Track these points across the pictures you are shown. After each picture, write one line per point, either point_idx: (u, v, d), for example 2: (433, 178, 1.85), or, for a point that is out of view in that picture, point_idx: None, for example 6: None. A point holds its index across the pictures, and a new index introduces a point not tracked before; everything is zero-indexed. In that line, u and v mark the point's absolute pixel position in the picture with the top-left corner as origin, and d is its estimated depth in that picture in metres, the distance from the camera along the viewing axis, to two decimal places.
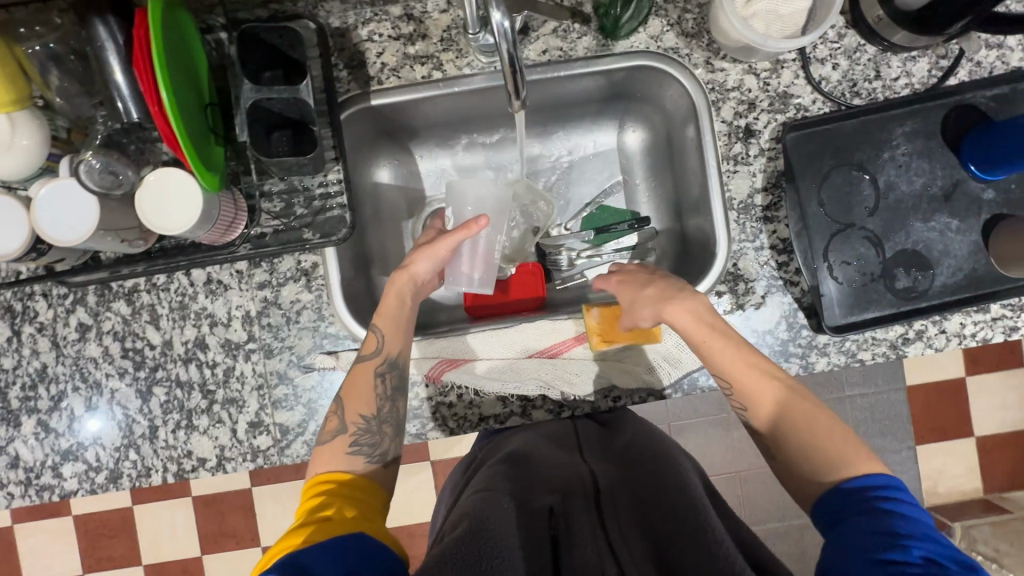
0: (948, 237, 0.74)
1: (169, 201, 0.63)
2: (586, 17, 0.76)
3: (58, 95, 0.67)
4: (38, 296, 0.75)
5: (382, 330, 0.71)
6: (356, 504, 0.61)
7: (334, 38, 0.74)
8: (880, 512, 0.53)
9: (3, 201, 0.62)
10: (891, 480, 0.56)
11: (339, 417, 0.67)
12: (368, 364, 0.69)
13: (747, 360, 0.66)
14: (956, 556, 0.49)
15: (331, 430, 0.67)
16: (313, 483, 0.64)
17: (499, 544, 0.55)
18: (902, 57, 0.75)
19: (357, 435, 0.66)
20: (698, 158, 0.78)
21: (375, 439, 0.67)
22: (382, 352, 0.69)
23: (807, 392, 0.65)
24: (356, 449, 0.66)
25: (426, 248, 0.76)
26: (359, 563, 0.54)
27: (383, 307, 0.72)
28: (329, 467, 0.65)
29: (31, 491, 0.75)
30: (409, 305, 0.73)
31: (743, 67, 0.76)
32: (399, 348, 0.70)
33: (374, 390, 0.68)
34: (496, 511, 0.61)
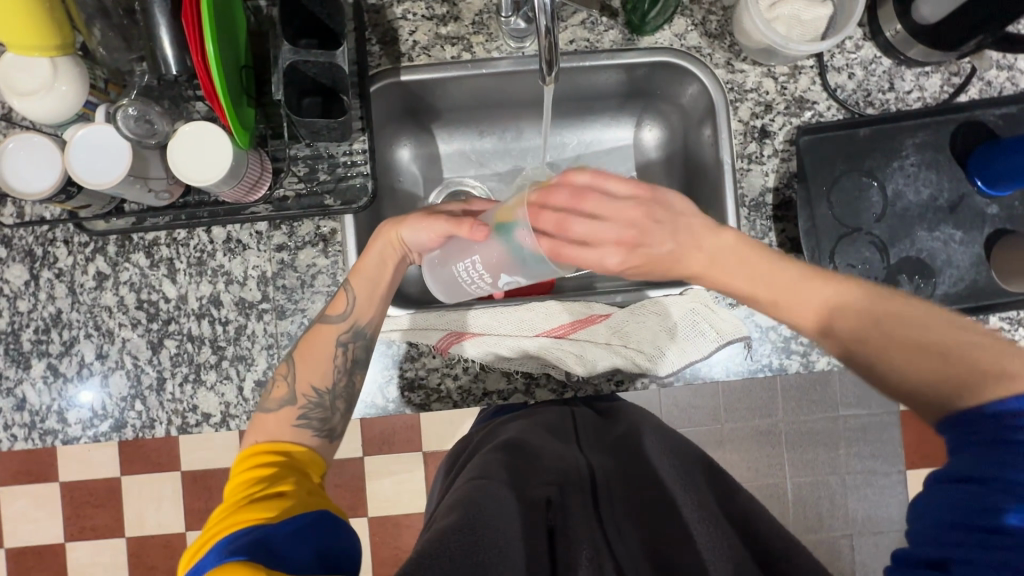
0: (951, 248, 0.76)
1: (199, 153, 0.65)
2: (614, 11, 0.79)
3: (101, 46, 0.68)
4: (59, 242, 0.76)
5: (354, 289, 0.70)
6: (307, 476, 0.63)
7: (370, 14, 0.77)
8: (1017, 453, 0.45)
9: (41, 140, 0.65)
10: None
11: (289, 385, 0.67)
12: (331, 326, 0.69)
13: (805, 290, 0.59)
14: None
15: (278, 399, 0.67)
16: (256, 450, 0.64)
17: (497, 535, 0.54)
18: (916, 72, 0.78)
19: (306, 408, 0.67)
20: (714, 155, 0.80)
21: (326, 414, 0.68)
22: (349, 319, 0.70)
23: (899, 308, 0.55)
24: (302, 421, 0.67)
25: (427, 217, 0.71)
26: (322, 540, 0.57)
27: (363, 257, 0.72)
28: (271, 438, 0.65)
29: (34, 435, 0.75)
30: (389, 270, 0.73)
31: (762, 70, 0.78)
32: (369, 318, 0.71)
33: (333, 361, 0.69)
34: (495, 500, 0.60)
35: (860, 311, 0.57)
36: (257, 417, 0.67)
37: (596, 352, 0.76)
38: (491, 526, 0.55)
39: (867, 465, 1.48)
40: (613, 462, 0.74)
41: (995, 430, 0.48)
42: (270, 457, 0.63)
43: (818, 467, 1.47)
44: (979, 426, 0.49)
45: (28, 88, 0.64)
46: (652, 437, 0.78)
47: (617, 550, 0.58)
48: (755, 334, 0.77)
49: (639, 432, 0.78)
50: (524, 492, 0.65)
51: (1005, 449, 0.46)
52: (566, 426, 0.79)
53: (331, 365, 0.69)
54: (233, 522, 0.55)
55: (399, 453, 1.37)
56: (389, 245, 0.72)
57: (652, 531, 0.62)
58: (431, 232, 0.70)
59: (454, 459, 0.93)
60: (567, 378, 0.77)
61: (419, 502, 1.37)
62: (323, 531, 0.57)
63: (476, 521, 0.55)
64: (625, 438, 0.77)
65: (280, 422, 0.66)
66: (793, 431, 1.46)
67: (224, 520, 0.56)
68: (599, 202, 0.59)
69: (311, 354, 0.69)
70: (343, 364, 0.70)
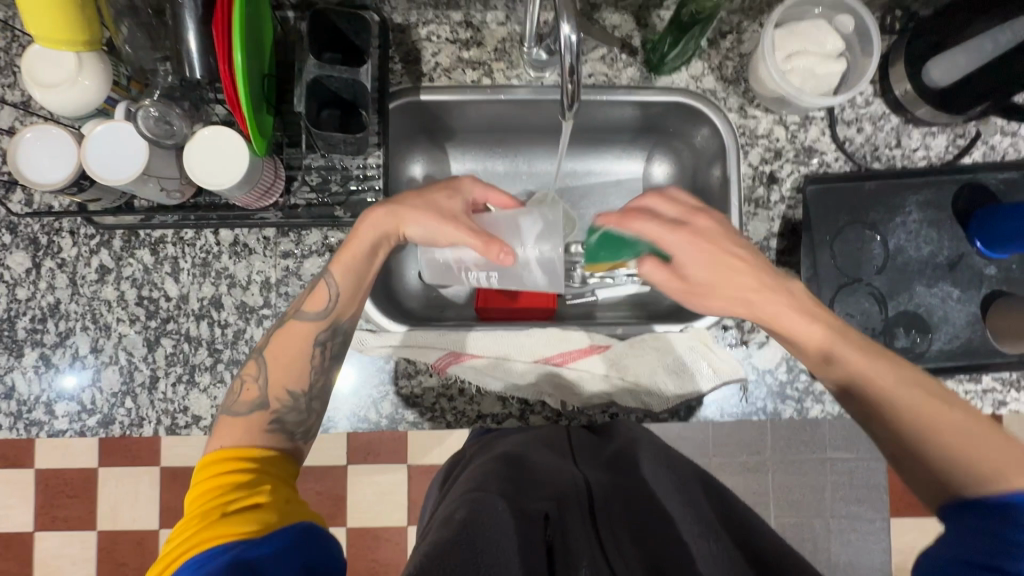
0: (948, 305, 0.77)
1: (215, 158, 0.66)
2: (634, 49, 0.81)
3: (127, 43, 0.69)
4: (65, 233, 0.76)
5: (336, 281, 0.68)
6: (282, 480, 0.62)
7: (395, 33, 0.78)
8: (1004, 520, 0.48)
9: (58, 133, 0.65)
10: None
11: (260, 388, 0.65)
12: (306, 323, 0.68)
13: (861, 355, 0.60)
14: None
15: (250, 401, 0.65)
16: (222, 456, 0.61)
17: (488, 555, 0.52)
18: (923, 131, 0.80)
19: (282, 411, 0.65)
20: (722, 197, 0.82)
21: (301, 416, 0.67)
22: (328, 316, 0.68)
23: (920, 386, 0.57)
24: (277, 424, 0.65)
25: (438, 218, 0.70)
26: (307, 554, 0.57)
27: (348, 246, 0.69)
28: (233, 443, 0.63)
29: (20, 425, 0.74)
30: (375, 261, 0.71)
31: (774, 117, 0.80)
32: (348, 314, 0.69)
33: (308, 360, 0.68)
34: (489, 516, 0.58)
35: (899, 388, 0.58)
36: (223, 421, 0.65)
37: (590, 381, 0.76)
38: (481, 540, 0.53)
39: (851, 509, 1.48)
40: (613, 479, 0.70)
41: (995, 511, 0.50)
42: (238, 462, 0.61)
43: (803, 508, 1.47)
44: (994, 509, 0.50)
45: (51, 81, 0.64)
46: (653, 453, 0.74)
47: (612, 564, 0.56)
48: (752, 377, 0.78)
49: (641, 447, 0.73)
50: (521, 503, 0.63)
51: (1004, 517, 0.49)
52: (561, 440, 0.75)
53: (307, 363, 0.68)
54: (205, 539, 0.54)
55: (384, 465, 1.35)
56: (384, 238, 0.70)
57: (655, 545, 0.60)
58: (439, 234, 0.70)
59: (453, 467, 0.91)
60: (563, 407, 0.79)
61: (400, 515, 1.35)
62: (303, 541, 0.58)
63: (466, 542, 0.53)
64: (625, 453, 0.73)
65: (250, 428, 0.64)
66: (780, 470, 1.45)
67: (187, 540, 0.55)
68: (665, 198, 0.67)
69: (282, 352, 0.67)
70: (319, 363, 0.68)
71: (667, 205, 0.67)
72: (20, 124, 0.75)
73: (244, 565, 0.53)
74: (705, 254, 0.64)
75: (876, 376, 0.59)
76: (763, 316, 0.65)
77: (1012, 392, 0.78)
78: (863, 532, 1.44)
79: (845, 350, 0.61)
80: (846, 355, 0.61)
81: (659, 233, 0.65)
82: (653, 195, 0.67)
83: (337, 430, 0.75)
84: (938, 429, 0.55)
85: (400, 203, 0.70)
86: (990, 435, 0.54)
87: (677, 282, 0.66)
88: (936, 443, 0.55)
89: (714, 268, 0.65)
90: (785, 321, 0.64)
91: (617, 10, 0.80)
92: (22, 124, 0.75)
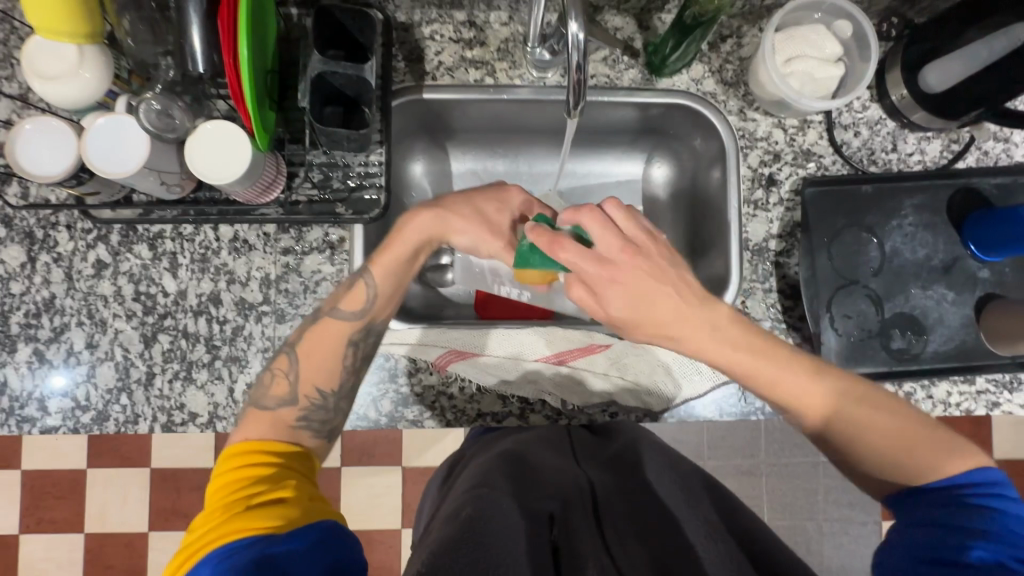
0: (943, 307, 0.78)
1: (217, 152, 0.65)
2: (636, 51, 0.81)
3: (129, 36, 0.67)
4: (62, 227, 0.75)
5: (375, 283, 0.69)
6: (304, 477, 0.63)
7: (398, 31, 0.79)
8: (974, 508, 0.57)
9: (58, 125, 0.64)
10: (990, 476, 0.59)
11: (290, 383, 0.66)
12: (342, 321, 0.67)
13: (800, 372, 0.63)
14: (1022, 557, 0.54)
15: (279, 396, 0.65)
16: (244, 450, 0.62)
17: (502, 541, 0.55)
18: (918, 136, 0.81)
19: (309, 409, 0.66)
20: (721, 199, 0.82)
21: (328, 415, 0.67)
22: (363, 317, 0.68)
23: (864, 397, 0.63)
24: (303, 423, 0.66)
25: (484, 228, 0.74)
26: (329, 550, 0.57)
27: (389, 246, 0.70)
28: (259, 436, 0.63)
29: (11, 422, 0.73)
30: (417, 262, 0.72)
31: (773, 121, 0.81)
32: (383, 314, 0.69)
33: (341, 360, 0.68)
34: (498, 510, 0.60)
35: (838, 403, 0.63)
36: (252, 412, 0.65)
37: (593, 380, 0.77)
38: (492, 532, 0.55)
39: (843, 512, 1.49)
40: (615, 481, 0.74)
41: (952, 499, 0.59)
42: (262, 458, 0.62)
43: (796, 511, 1.47)
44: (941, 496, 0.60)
45: (51, 73, 0.63)
46: (652, 455, 0.78)
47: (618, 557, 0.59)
48: None
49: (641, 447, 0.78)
50: (526, 501, 0.66)
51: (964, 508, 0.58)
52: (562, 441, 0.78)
53: (339, 364, 0.68)
54: (230, 532, 0.54)
55: (379, 467, 1.34)
56: (428, 241, 0.72)
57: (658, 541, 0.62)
58: (482, 242, 0.73)
59: (451, 469, 0.90)
60: (562, 405, 0.76)
61: (394, 517, 1.34)
62: (327, 538, 0.58)
63: (477, 528, 0.55)
64: (627, 454, 0.77)
65: (275, 422, 0.64)
66: (774, 474, 1.46)
67: (210, 533, 0.55)
68: (600, 218, 0.63)
69: (317, 349, 0.67)
70: (350, 364, 0.68)
71: (602, 232, 0.63)
72: (17, 117, 0.75)
73: (268, 562, 0.53)
74: (618, 284, 0.62)
75: (808, 396, 0.63)
76: (676, 335, 0.64)
77: (1005, 394, 0.79)
78: (855, 536, 1.45)
79: (773, 371, 0.63)
80: (775, 380, 0.63)
81: (579, 260, 0.62)
82: (588, 212, 0.63)
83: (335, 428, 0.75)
84: (881, 435, 0.63)
85: (447, 209, 0.73)
86: (926, 433, 0.63)
87: (596, 307, 0.65)
88: (878, 450, 0.63)
89: (630, 298, 0.63)
90: (741, 357, 0.63)
91: (620, 12, 0.81)
92: (19, 117, 0.74)
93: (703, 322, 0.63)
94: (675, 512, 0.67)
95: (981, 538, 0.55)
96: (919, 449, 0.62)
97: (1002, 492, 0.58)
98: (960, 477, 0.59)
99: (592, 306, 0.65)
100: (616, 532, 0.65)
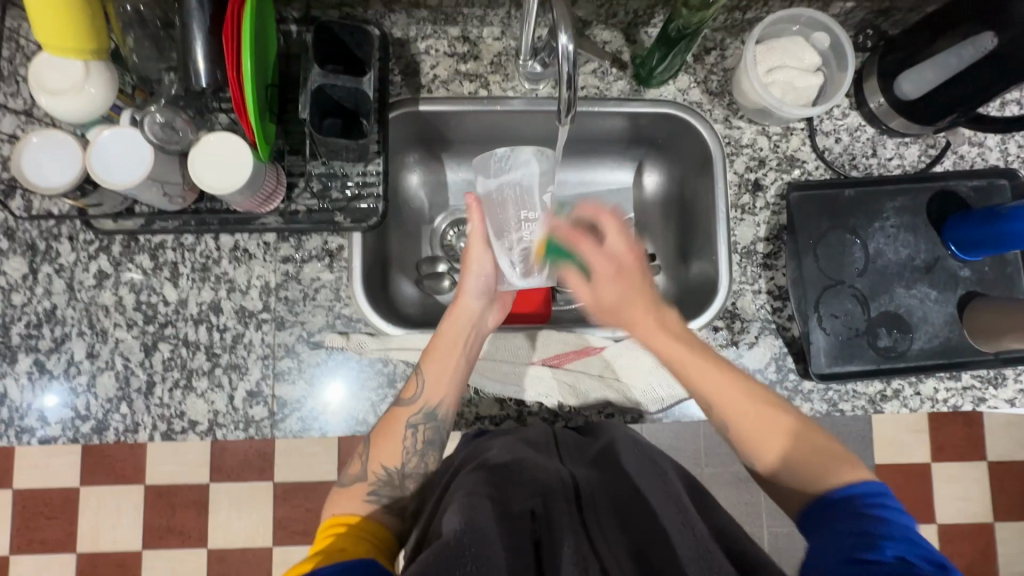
0: (927, 306, 0.80)
1: (218, 164, 0.67)
2: (624, 64, 0.85)
3: (133, 53, 0.71)
4: (64, 238, 0.76)
5: (425, 378, 0.70)
6: (373, 544, 0.59)
7: (394, 46, 0.82)
8: (866, 518, 0.52)
9: (63, 138, 0.66)
10: (876, 488, 0.55)
11: (363, 462, 0.68)
12: (405, 410, 0.69)
13: (717, 372, 0.64)
14: (931, 557, 0.49)
15: (353, 475, 0.67)
16: (330, 524, 0.62)
17: (485, 561, 0.50)
18: (897, 142, 0.84)
19: (375, 484, 0.66)
20: (709, 202, 0.85)
21: (394, 487, 0.67)
22: (420, 400, 0.70)
23: (774, 404, 0.64)
24: (372, 497, 0.65)
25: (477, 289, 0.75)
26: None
27: (433, 353, 0.71)
28: (346, 510, 0.63)
29: (11, 432, 0.73)
30: (461, 353, 0.72)
31: (757, 128, 0.84)
32: (439, 399, 0.70)
33: (403, 441, 0.69)
34: (478, 518, 0.55)
35: (739, 403, 0.63)
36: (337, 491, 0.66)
37: (588, 384, 0.79)
38: (478, 547, 0.51)
39: None
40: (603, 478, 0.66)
41: (849, 511, 0.54)
42: (334, 527, 0.61)
43: None
44: (841, 509, 0.55)
45: (57, 88, 0.65)
46: (634, 448, 0.70)
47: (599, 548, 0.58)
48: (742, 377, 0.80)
49: (622, 442, 0.70)
50: (506, 505, 0.62)
51: (866, 517, 0.53)
52: (546, 441, 0.73)
53: (402, 443, 0.69)
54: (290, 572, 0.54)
55: None
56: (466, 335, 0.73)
57: (640, 536, 0.58)
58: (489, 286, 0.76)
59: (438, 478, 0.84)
60: (559, 408, 0.79)
61: None
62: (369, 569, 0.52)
63: (458, 544, 0.50)
64: (609, 451, 0.68)
65: (351, 496, 0.65)
66: None
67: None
68: (616, 225, 0.72)
69: (384, 434, 0.69)
70: (411, 446, 0.69)
71: (615, 236, 0.72)
72: (22, 132, 0.77)
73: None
74: (621, 280, 0.70)
75: (717, 393, 0.63)
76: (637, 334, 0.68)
77: (990, 390, 0.81)
78: None
79: (705, 375, 0.64)
80: (695, 371, 0.64)
81: (593, 257, 0.71)
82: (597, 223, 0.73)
83: (333, 433, 0.76)
84: (773, 440, 0.62)
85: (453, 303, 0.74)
86: (825, 447, 0.61)
87: (588, 294, 0.72)
88: (770, 464, 0.62)
89: (621, 294, 0.69)
90: (682, 356, 0.65)
91: (608, 26, 0.84)
92: (25, 131, 0.77)
93: (648, 316, 0.68)
94: (654, 504, 0.60)
95: (887, 539, 0.49)
96: (811, 452, 0.60)
97: (891, 505, 0.54)
98: (854, 486, 0.56)
99: (585, 295, 0.72)
100: (598, 524, 0.62)
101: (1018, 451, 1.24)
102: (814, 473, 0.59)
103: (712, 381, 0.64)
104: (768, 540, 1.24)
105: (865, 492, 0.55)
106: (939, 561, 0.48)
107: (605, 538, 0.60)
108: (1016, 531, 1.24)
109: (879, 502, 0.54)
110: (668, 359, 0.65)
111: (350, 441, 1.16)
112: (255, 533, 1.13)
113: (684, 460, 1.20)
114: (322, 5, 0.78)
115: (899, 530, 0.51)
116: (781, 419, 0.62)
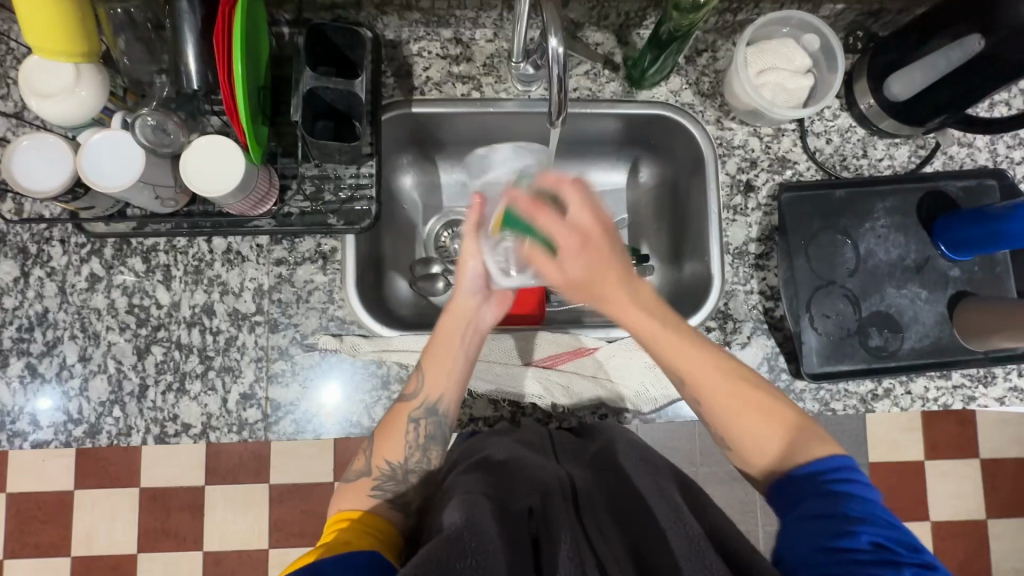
0: (918, 305, 0.81)
1: (211, 165, 0.67)
2: (616, 65, 0.85)
3: (125, 56, 0.72)
4: (55, 241, 0.76)
5: (426, 377, 0.70)
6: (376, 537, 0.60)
7: (387, 48, 0.82)
8: (837, 496, 0.55)
9: (54, 141, 0.66)
10: (844, 461, 0.58)
11: (366, 458, 0.68)
12: (408, 404, 0.70)
13: (694, 347, 0.62)
14: (902, 539, 0.52)
15: (357, 470, 0.68)
16: (336, 518, 0.63)
17: (486, 556, 0.51)
18: (887, 142, 0.85)
19: (380, 479, 0.66)
20: (701, 203, 0.86)
21: (388, 487, 0.67)
22: (421, 396, 0.70)
23: (749, 379, 0.63)
24: (377, 492, 0.65)
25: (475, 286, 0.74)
26: None
27: (432, 350, 0.71)
28: (352, 505, 0.64)
29: (3, 436, 0.73)
30: (461, 349, 0.72)
31: (749, 129, 0.85)
32: (442, 394, 0.70)
33: (405, 436, 0.69)
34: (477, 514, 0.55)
35: (718, 380, 0.62)
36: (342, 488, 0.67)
37: (581, 384, 0.80)
38: (478, 541, 0.52)
39: None
40: (598, 479, 0.67)
41: (818, 486, 0.56)
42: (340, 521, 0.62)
43: None
44: (802, 482, 0.58)
45: (48, 91, 0.65)
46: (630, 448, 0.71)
47: (598, 542, 0.57)
48: None
49: (618, 442, 0.71)
50: (504, 505, 0.61)
51: (832, 493, 0.55)
52: (543, 442, 0.73)
53: (403, 439, 0.69)
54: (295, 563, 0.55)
55: None
56: (465, 331, 0.73)
57: (635, 532, 0.59)
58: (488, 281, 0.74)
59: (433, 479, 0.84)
60: (553, 408, 0.80)
61: None
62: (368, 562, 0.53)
63: (459, 539, 0.51)
64: (608, 451, 0.70)
65: (356, 491, 0.66)
66: None
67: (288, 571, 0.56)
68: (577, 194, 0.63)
69: (385, 431, 0.69)
70: (414, 440, 0.69)
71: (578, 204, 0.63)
72: (13, 135, 0.76)
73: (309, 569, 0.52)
74: (587, 254, 0.61)
75: (695, 369, 0.62)
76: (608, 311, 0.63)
77: (980, 388, 0.82)
78: None
79: (683, 352, 0.62)
80: (674, 348, 0.62)
81: (556, 228, 0.61)
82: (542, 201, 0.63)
83: (327, 435, 0.76)
84: (748, 416, 0.62)
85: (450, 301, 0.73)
86: (796, 422, 0.62)
87: (554, 271, 0.62)
88: (747, 442, 0.62)
89: (588, 269, 0.61)
90: (653, 331, 0.62)
91: (600, 28, 0.84)
92: (15, 134, 0.76)
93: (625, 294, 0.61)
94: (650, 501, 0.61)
95: (863, 523, 0.52)
96: (783, 427, 0.61)
97: (856, 478, 0.57)
98: (821, 462, 0.58)
99: (550, 273, 0.62)
100: (597, 521, 0.61)
101: (1009, 448, 1.25)
102: (787, 449, 0.60)
103: (692, 356, 0.62)
104: (763, 539, 1.24)
105: (834, 466, 0.57)
106: (909, 543, 0.52)
107: (604, 534, 0.59)
108: (1009, 528, 1.25)
109: (842, 477, 0.56)
110: (644, 336, 0.63)
111: (345, 444, 1.15)
112: (250, 536, 1.13)
113: (679, 460, 1.20)
114: (314, 7, 0.78)
115: (868, 510, 0.53)
116: (755, 392, 0.63)
